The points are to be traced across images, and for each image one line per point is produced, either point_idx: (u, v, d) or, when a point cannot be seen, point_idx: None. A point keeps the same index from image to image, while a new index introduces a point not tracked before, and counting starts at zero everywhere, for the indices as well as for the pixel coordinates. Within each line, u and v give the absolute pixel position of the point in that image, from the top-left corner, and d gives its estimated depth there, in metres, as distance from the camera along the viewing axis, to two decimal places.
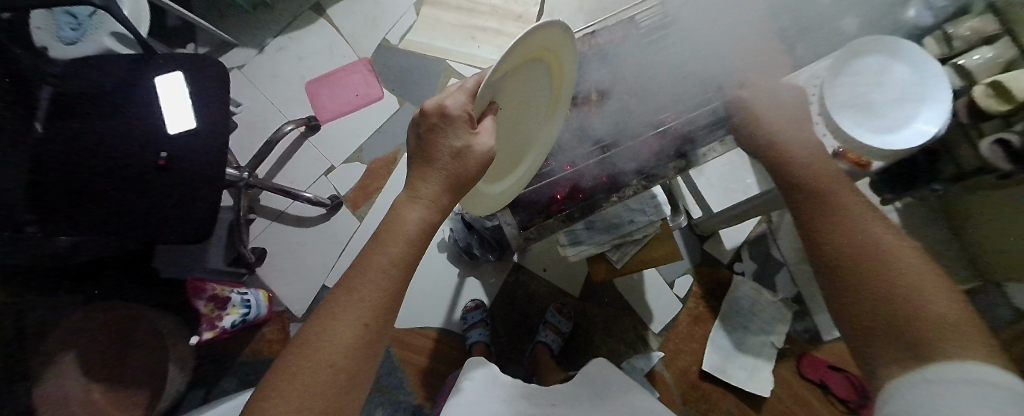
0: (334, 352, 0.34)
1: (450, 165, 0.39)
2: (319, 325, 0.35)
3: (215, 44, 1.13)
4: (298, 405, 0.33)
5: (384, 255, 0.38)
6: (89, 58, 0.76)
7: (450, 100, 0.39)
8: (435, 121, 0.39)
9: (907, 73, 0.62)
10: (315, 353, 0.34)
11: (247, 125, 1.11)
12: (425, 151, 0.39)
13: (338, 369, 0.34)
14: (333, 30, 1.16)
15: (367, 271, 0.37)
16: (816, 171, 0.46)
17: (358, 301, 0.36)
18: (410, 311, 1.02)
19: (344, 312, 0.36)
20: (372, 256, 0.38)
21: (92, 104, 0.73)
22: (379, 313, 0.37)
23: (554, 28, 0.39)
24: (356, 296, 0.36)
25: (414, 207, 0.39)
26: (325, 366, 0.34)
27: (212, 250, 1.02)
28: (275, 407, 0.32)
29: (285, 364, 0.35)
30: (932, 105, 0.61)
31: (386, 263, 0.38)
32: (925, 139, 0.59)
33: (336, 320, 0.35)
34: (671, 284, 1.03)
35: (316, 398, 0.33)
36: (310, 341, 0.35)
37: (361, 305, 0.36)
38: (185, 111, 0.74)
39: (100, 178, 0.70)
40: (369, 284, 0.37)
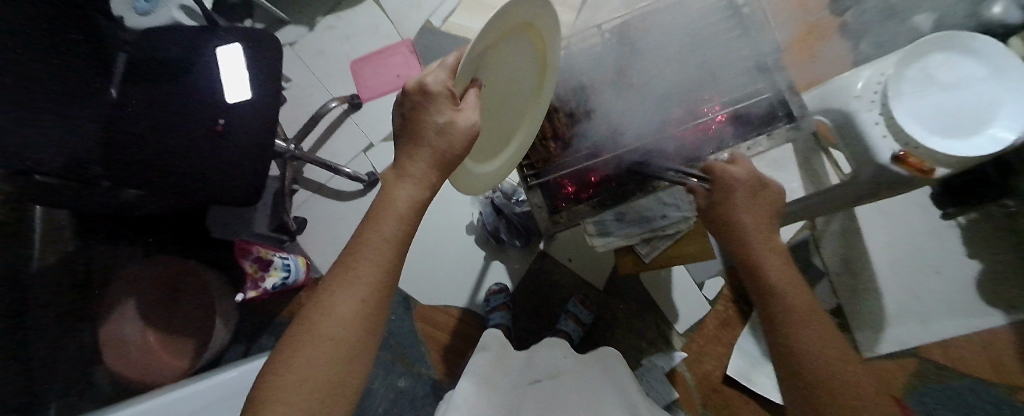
0: (337, 326, 0.36)
1: (434, 141, 0.39)
2: (320, 301, 0.37)
3: (271, 21, 1.19)
4: (305, 373, 0.35)
5: (379, 232, 0.39)
6: (162, 28, 0.82)
7: (430, 77, 0.39)
8: (416, 97, 0.39)
9: (981, 74, 0.58)
10: (318, 328, 0.36)
11: (295, 100, 1.16)
12: (413, 130, 0.40)
13: (339, 341, 0.36)
14: (380, 12, 1.19)
15: (362, 249, 0.38)
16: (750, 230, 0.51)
17: (355, 277, 0.37)
18: (436, 289, 1.05)
19: (343, 289, 0.37)
20: (366, 233, 0.39)
21: (161, 70, 0.79)
22: (377, 287, 0.38)
23: (533, 1, 0.37)
24: (353, 273, 0.37)
25: (404, 186, 0.40)
26: (327, 341, 0.35)
27: (257, 216, 1.08)
28: (285, 379, 0.34)
29: (291, 335, 0.36)
30: (1012, 111, 0.55)
31: (380, 240, 0.38)
32: (1000, 147, 0.54)
33: (334, 296, 0.36)
34: (700, 285, 1.00)
35: (323, 368, 0.35)
36: (311, 315, 0.36)
37: (357, 282, 0.37)
38: (241, 81, 0.78)
39: (169, 139, 0.76)
40: (365, 261, 0.38)
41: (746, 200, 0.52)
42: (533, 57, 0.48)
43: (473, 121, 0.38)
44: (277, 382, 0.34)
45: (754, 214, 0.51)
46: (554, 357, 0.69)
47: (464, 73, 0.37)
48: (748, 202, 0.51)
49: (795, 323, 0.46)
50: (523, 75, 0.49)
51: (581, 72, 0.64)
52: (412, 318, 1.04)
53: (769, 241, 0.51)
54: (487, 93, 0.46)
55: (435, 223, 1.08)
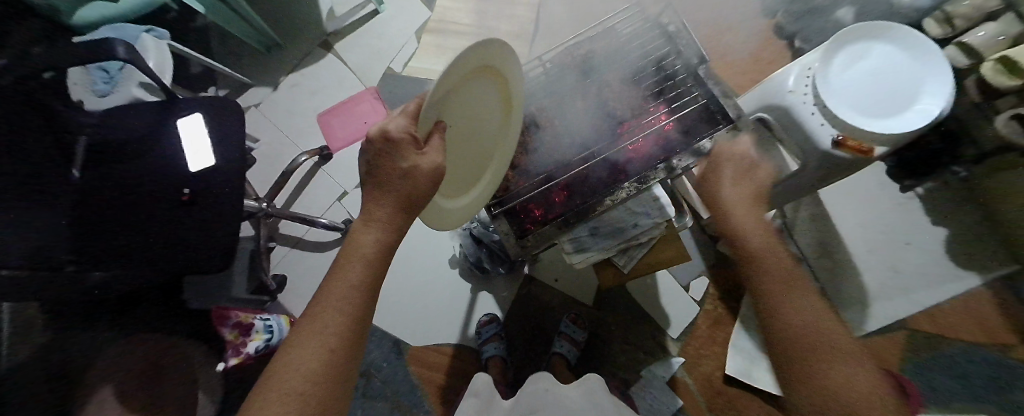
0: (302, 381, 0.35)
1: (400, 185, 0.39)
2: (287, 357, 0.36)
3: (233, 85, 1.20)
4: None
5: (344, 279, 0.39)
6: (121, 106, 0.83)
7: (392, 124, 0.40)
8: (379, 143, 0.40)
9: (901, 58, 0.62)
10: (286, 384, 0.35)
11: (266, 159, 1.17)
12: (378, 175, 0.40)
13: (306, 397, 0.35)
14: (341, 64, 1.21)
15: (328, 298, 0.38)
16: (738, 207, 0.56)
17: (321, 328, 0.37)
18: (426, 329, 1.03)
19: (314, 339, 0.37)
20: (333, 282, 0.39)
21: (123, 148, 0.79)
22: (346, 335, 0.38)
23: (489, 46, 0.39)
24: (321, 324, 0.37)
25: (369, 231, 0.41)
26: (294, 397, 0.35)
27: (237, 280, 1.08)
28: None
29: (256, 394, 0.35)
30: (932, 88, 0.60)
31: (346, 288, 0.39)
32: (927, 121, 0.57)
33: (301, 347, 0.36)
34: (686, 287, 1.00)
35: None
36: (277, 369, 0.36)
37: (328, 329, 0.37)
38: (206, 149, 0.79)
39: (134, 215, 0.76)
40: (332, 310, 0.38)
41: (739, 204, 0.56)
42: (496, 96, 0.50)
43: (437, 165, 0.38)
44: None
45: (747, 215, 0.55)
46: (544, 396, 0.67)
47: (426, 119, 0.38)
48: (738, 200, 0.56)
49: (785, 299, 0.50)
50: (487, 110, 0.50)
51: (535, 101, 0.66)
52: (405, 362, 1.01)
53: (755, 220, 0.55)
54: (452, 132, 0.47)
55: (417, 261, 1.07)
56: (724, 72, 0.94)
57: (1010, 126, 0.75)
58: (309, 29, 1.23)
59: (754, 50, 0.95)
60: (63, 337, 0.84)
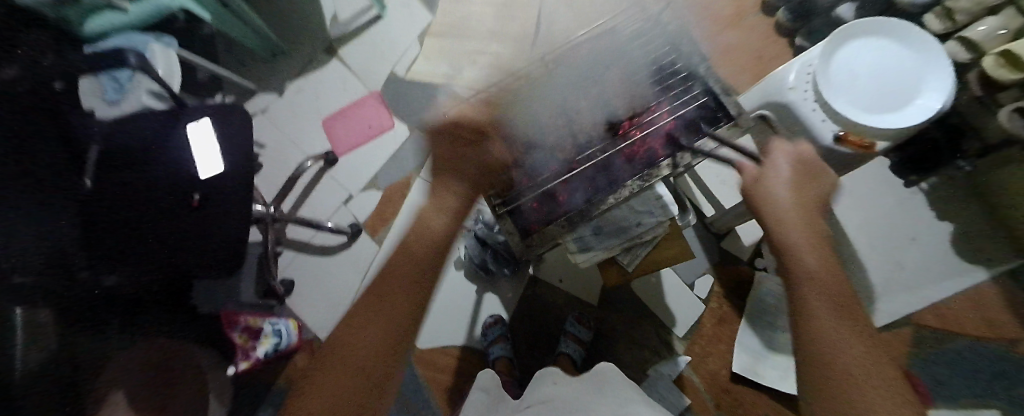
0: (366, 344, 0.47)
1: (474, 173, 0.56)
2: (358, 324, 0.48)
3: (240, 92, 1.22)
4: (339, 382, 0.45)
5: (410, 265, 0.51)
6: (130, 115, 0.84)
7: (474, 112, 0.63)
8: (449, 145, 0.57)
9: (901, 53, 0.62)
10: (353, 344, 0.47)
11: (273, 164, 1.19)
12: (449, 162, 0.56)
13: (369, 359, 0.46)
14: (345, 69, 1.23)
15: (395, 278, 0.50)
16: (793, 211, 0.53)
17: (383, 307, 0.48)
18: (432, 330, 1.04)
19: (368, 327, 0.47)
20: (399, 265, 0.51)
21: (131, 155, 0.80)
22: (399, 321, 0.48)
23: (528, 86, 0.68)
24: (384, 301, 0.48)
25: (437, 218, 0.53)
26: (360, 357, 0.46)
27: (245, 283, 1.10)
28: (323, 389, 0.45)
29: (332, 351, 0.48)
30: (931, 82, 0.60)
31: (410, 272, 0.50)
32: (928, 116, 0.58)
33: (370, 320, 0.48)
34: (690, 285, 1.00)
35: (347, 380, 0.45)
36: (350, 334, 0.48)
37: (369, 325, 0.47)
38: (214, 154, 0.80)
39: (144, 221, 0.77)
40: (394, 294, 0.49)
41: (786, 207, 0.53)
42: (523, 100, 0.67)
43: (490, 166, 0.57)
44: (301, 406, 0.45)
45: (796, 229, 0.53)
46: (551, 387, 0.67)
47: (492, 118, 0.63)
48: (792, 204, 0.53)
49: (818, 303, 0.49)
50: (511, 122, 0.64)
51: (550, 99, 0.68)
52: (413, 364, 1.02)
53: (808, 226, 0.53)
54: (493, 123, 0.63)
55: None
56: (724, 71, 0.95)
57: (1013, 119, 0.76)
58: (313, 35, 1.25)
59: (754, 48, 0.96)
60: (79, 342, 0.76)
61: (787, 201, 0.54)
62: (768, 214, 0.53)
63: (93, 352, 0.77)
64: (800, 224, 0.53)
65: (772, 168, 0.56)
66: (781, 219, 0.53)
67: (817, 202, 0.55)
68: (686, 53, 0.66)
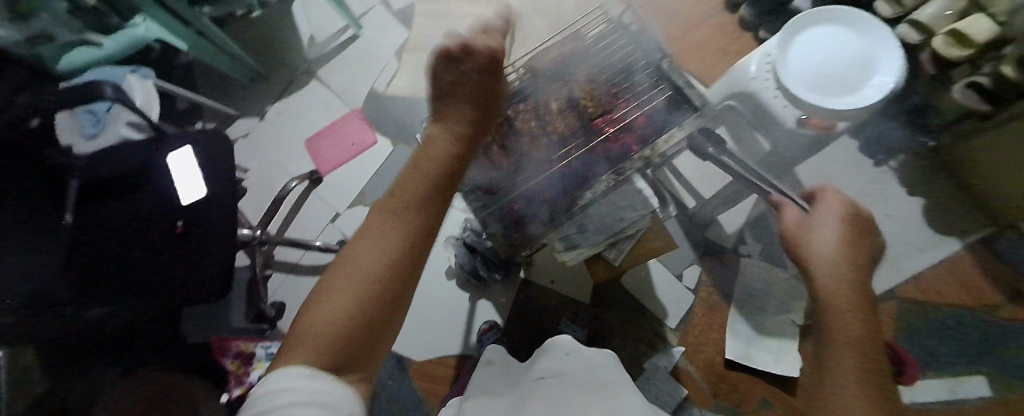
0: (377, 259, 0.40)
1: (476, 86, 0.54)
2: (360, 242, 0.42)
3: (221, 118, 1.22)
4: (343, 304, 0.37)
5: (422, 171, 0.47)
6: (110, 147, 0.84)
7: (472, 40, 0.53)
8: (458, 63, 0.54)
9: (852, 36, 0.66)
10: (359, 258, 0.40)
11: (258, 188, 1.19)
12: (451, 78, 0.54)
13: (379, 279, 0.39)
14: (325, 89, 1.24)
15: (406, 186, 0.45)
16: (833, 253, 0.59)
17: (394, 215, 0.43)
18: (428, 341, 1.04)
19: (377, 234, 0.42)
20: (408, 177, 0.47)
21: (112, 188, 0.80)
22: (416, 233, 0.42)
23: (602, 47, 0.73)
24: (395, 209, 0.43)
25: (444, 128, 0.51)
26: (368, 273, 0.39)
27: (235, 310, 1.09)
28: (323, 312, 0.37)
29: (332, 274, 0.40)
30: (884, 61, 0.63)
31: (423, 177, 0.46)
32: (882, 94, 0.61)
33: (380, 225, 0.42)
34: (679, 276, 1.02)
35: (352, 302, 0.37)
36: (354, 251, 0.41)
37: (384, 241, 0.41)
38: (196, 181, 0.81)
39: (128, 252, 0.77)
40: (406, 198, 0.44)
41: (831, 261, 0.58)
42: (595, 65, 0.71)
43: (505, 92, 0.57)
44: (297, 341, 0.36)
45: (833, 273, 0.58)
46: (553, 359, 0.67)
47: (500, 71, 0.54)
48: (838, 249, 0.59)
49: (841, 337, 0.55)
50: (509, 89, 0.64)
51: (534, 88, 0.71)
52: (411, 376, 1.02)
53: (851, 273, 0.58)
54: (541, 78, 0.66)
55: None
56: (694, 66, 0.98)
57: (966, 94, 0.82)
58: (291, 57, 1.26)
59: (721, 43, 0.99)
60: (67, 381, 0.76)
61: (833, 257, 0.58)
62: (805, 250, 0.61)
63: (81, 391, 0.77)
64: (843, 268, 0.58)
65: (820, 214, 0.62)
66: (828, 260, 0.59)
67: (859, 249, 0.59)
68: (650, 50, 0.69)
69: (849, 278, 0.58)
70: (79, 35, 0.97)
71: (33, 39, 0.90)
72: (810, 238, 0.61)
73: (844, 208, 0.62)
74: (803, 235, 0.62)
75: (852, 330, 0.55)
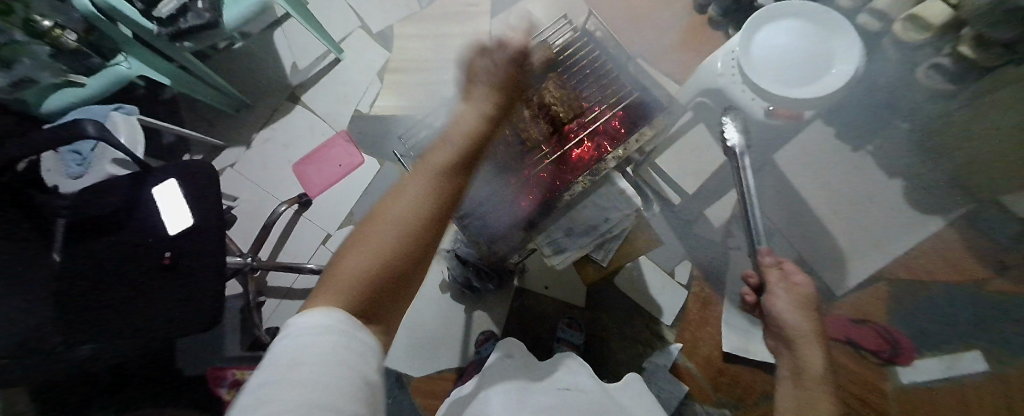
0: (409, 213, 0.38)
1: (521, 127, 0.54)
2: (394, 197, 0.41)
3: (207, 149, 1.23)
4: (373, 255, 0.36)
5: (458, 132, 0.44)
6: (96, 184, 0.85)
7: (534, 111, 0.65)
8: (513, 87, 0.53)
9: (811, 27, 0.68)
10: (393, 211, 0.39)
11: (249, 216, 1.20)
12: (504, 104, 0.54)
13: (410, 230, 0.38)
14: (309, 113, 1.25)
15: (441, 146, 0.44)
16: (792, 310, 0.58)
17: (428, 170, 0.41)
18: (427, 357, 1.04)
19: (411, 188, 0.40)
20: (445, 137, 0.45)
21: (100, 225, 0.81)
22: (445, 194, 0.41)
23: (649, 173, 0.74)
24: (431, 168, 0.42)
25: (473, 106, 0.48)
26: (400, 226, 0.38)
27: (227, 338, 1.03)
28: (355, 261, 0.36)
29: (365, 227, 0.39)
30: (843, 48, 0.66)
31: (457, 137, 0.44)
32: (843, 80, 0.64)
33: (413, 183, 0.41)
34: (672, 273, 1.03)
35: (383, 254, 0.36)
36: (387, 208, 0.40)
37: (421, 196, 0.40)
38: (183, 210, 0.81)
39: (119, 286, 0.77)
40: (439, 157, 0.42)
41: (797, 315, 0.57)
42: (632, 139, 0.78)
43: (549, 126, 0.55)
44: (327, 287, 0.35)
45: (802, 318, 0.57)
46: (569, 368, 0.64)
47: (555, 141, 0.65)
48: (800, 322, 0.57)
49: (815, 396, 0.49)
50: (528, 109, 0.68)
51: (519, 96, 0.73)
52: (410, 395, 1.01)
53: (802, 312, 0.58)
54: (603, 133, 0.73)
55: None
56: (666, 68, 1.01)
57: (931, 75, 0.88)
58: (275, 85, 1.27)
59: (692, 44, 1.02)
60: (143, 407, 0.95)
61: (798, 311, 0.58)
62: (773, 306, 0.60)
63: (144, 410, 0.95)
64: (802, 324, 0.57)
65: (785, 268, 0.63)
66: (799, 332, 0.56)
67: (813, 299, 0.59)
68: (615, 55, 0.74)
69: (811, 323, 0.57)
70: (63, 77, 0.97)
71: (16, 83, 0.91)
72: (779, 312, 0.59)
73: (806, 286, 0.60)
74: (775, 313, 0.60)
75: (816, 400, 0.49)
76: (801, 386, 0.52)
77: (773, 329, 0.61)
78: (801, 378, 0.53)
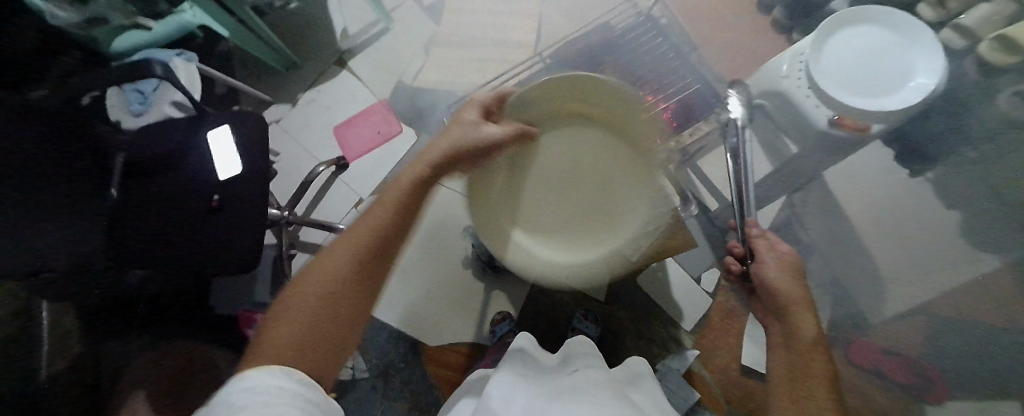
0: (331, 281, 0.46)
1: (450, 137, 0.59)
2: (321, 266, 0.48)
3: (255, 103, 1.27)
4: (303, 317, 0.43)
5: (379, 209, 0.52)
6: (153, 124, 0.88)
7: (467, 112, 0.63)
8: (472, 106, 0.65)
9: (892, 37, 0.66)
10: (322, 276, 0.46)
11: (288, 172, 1.24)
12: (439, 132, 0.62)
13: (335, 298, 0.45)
14: (354, 79, 1.28)
15: (362, 222, 0.51)
16: (770, 274, 0.61)
17: (351, 244, 0.49)
18: (443, 329, 1.06)
19: (333, 264, 0.47)
20: (370, 210, 0.53)
21: (154, 162, 0.85)
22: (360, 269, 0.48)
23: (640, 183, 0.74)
24: (350, 242, 0.49)
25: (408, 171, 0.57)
26: (326, 292, 0.45)
27: (260, 285, 1.10)
28: (286, 321, 0.43)
29: (297, 292, 0.46)
30: (925, 61, 0.63)
31: (377, 214, 0.52)
32: (921, 96, 0.62)
33: (335, 257, 0.48)
34: (697, 279, 1.01)
35: (312, 315, 0.44)
36: (313, 277, 0.47)
37: (343, 262, 0.48)
38: (233, 157, 0.85)
39: (168, 221, 0.82)
40: (363, 233, 0.50)
41: (786, 290, 0.59)
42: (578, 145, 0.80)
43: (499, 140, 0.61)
44: (261, 344, 0.42)
45: (789, 281, 0.59)
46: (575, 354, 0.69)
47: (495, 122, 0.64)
48: (789, 289, 0.59)
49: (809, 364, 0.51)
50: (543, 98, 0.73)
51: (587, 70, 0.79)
52: (423, 363, 1.03)
53: (786, 273, 0.61)
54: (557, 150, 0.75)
55: (433, 262, 1.11)
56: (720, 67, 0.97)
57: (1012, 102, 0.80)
58: (323, 47, 1.29)
59: (752, 44, 0.97)
60: (166, 341, 0.98)
61: (786, 287, 0.59)
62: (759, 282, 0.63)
63: (171, 343, 0.99)
64: (790, 291, 0.59)
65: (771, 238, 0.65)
66: (790, 301, 0.58)
67: (799, 268, 0.61)
68: (673, 45, 0.78)
69: (797, 287, 0.59)
70: (131, 19, 1.01)
71: (90, 19, 0.94)
72: (769, 281, 0.61)
73: (790, 255, 0.62)
74: (762, 280, 0.62)
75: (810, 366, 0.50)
76: (791, 348, 0.54)
77: (764, 298, 0.64)
78: (794, 347, 0.54)
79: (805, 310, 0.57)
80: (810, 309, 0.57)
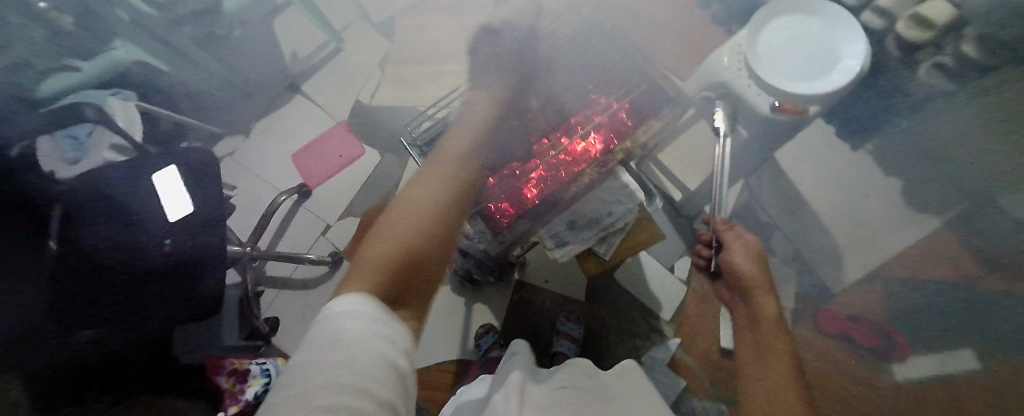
0: (417, 207, 0.49)
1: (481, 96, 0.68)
2: (405, 201, 0.51)
3: (205, 136, 1.21)
4: (397, 240, 0.46)
5: (451, 150, 0.58)
6: (94, 170, 0.82)
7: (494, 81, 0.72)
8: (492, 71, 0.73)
9: (817, 25, 0.71)
10: (407, 206, 0.50)
11: (249, 206, 1.19)
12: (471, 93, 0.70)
13: (423, 222, 0.48)
14: (311, 105, 1.26)
15: (439, 160, 0.56)
16: (733, 259, 0.64)
17: (435, 178, 0.53)
18: (425, 349, 1.04)
19: (417, 193, 0.51)
20: (445, 149, 0.58)
21: (93, 211, 0.79)
22: (447, 201, 0.51)
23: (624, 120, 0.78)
24: (430, 176, 0.54)
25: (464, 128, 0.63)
26: (413, 215, 0.49)
27: (227, 328, 1.09)
28: (378, 247, 0.46)
29: (386, 219, 0.50)
30: (848, 42, 0.69)
31: (452, 152, 0.57)
32: (850, 75, 0.67)
33: (422, 186, 0.52)
34: (671, 268, 1.03)
35: (403, 239, 0.46)
36: (400, 206, 0.50)
37: (428, 195, 0.51)
38: (185, 199, 0.82)
39: (117, 274, 0.76)
40: (441, 167, 0.55)
41: (750, 274, 0.62)
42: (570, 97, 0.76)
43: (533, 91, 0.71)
44: (359, 270, 0.44)
45: (751, 265, 0.62)
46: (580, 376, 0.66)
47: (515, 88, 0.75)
48: (752, 273, 0.62)
49: (773, 346, 0.55)
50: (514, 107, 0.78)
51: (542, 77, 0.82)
52: None
53: (749, 255, 0.64)
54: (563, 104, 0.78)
55: None
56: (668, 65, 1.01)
57: (933, 75, 0.86)
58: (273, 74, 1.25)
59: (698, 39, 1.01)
60: None
61: (751, 271, 0.62)
62: (726, 268, 0.65)
63: None
64: (755, 279, 0.61)
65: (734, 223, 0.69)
66: (754, 284, 0.61)
67: (762, 253, 0.64)
68: (617, 49, 0.82)
69: (759, 269, 0.62)
70: (57, 62, 0.91)
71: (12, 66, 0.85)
72: (733, 265, 0.63)
73: (753, 241, 0.65)
74: (727, 263, 0.65)
75: (774, 354, 0.54)
76: (757, 333, 0.58)
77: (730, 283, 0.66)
78: (760, 329, 0.58)
79: (769, 297, 0.60)
80: (772, 292, 0.61)
